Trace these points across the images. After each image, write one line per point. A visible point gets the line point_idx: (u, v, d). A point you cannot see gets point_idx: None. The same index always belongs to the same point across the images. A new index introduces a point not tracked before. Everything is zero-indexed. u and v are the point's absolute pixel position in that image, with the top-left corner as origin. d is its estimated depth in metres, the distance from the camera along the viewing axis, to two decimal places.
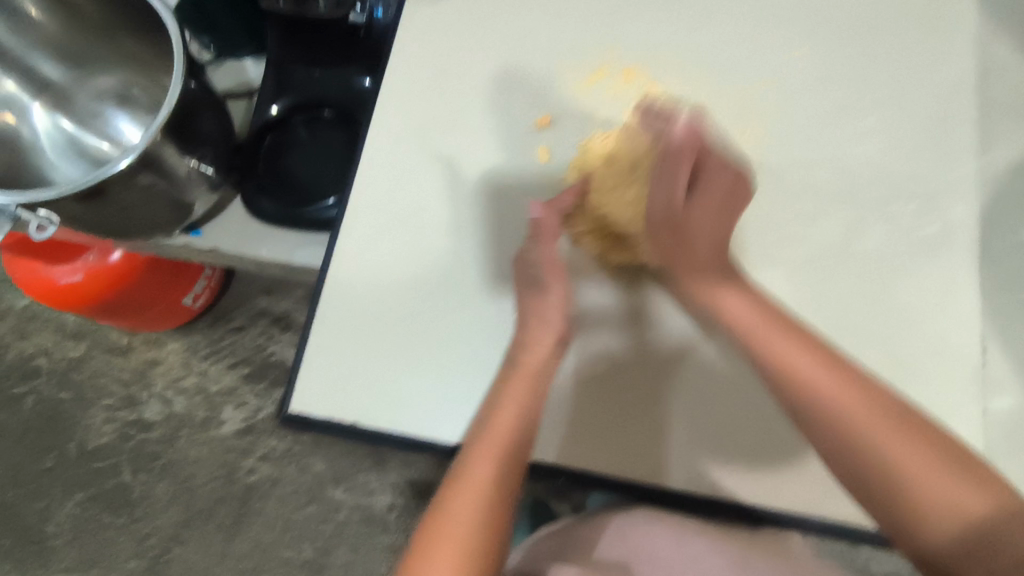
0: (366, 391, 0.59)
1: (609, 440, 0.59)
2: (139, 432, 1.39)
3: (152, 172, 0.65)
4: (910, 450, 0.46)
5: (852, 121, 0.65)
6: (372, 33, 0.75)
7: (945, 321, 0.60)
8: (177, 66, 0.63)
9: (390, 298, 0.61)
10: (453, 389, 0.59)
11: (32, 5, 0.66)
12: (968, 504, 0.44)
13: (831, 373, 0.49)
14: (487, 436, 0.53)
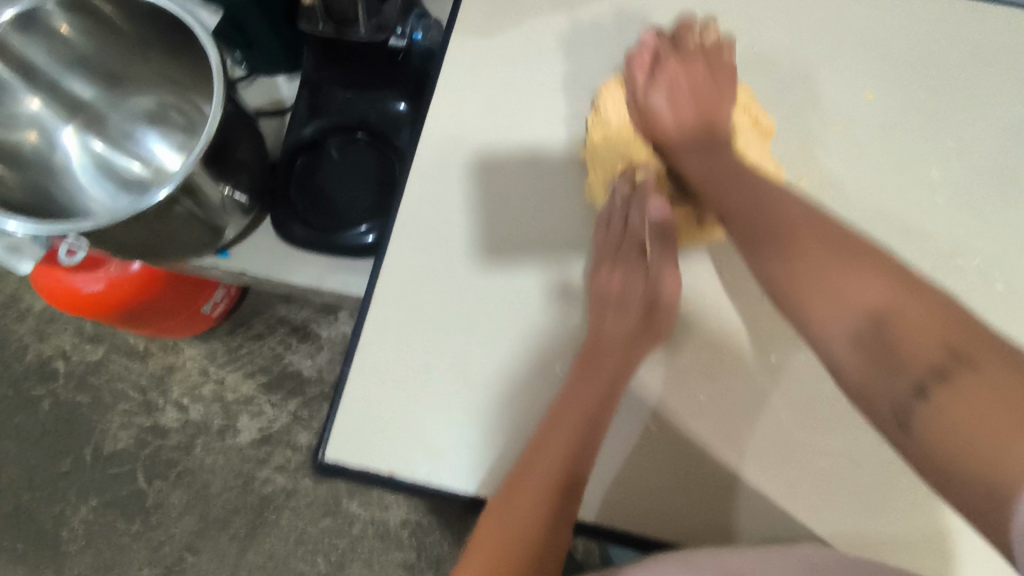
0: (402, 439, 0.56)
1: (668, 495, 0.57)
2: (155, 438, 1.38)
3: (189, 200, 0.63)
4: (813, 255, 0.49)
5: (919, 170, 0.63)
6: (411, 57, 0.72)
7: None
8: (217, 91, 0.61)
9: (432, 337, 0.58)
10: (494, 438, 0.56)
11: (66, 25, 0.63)
12: (869, 300, 0.44)
13: (754, 192, 0.56)
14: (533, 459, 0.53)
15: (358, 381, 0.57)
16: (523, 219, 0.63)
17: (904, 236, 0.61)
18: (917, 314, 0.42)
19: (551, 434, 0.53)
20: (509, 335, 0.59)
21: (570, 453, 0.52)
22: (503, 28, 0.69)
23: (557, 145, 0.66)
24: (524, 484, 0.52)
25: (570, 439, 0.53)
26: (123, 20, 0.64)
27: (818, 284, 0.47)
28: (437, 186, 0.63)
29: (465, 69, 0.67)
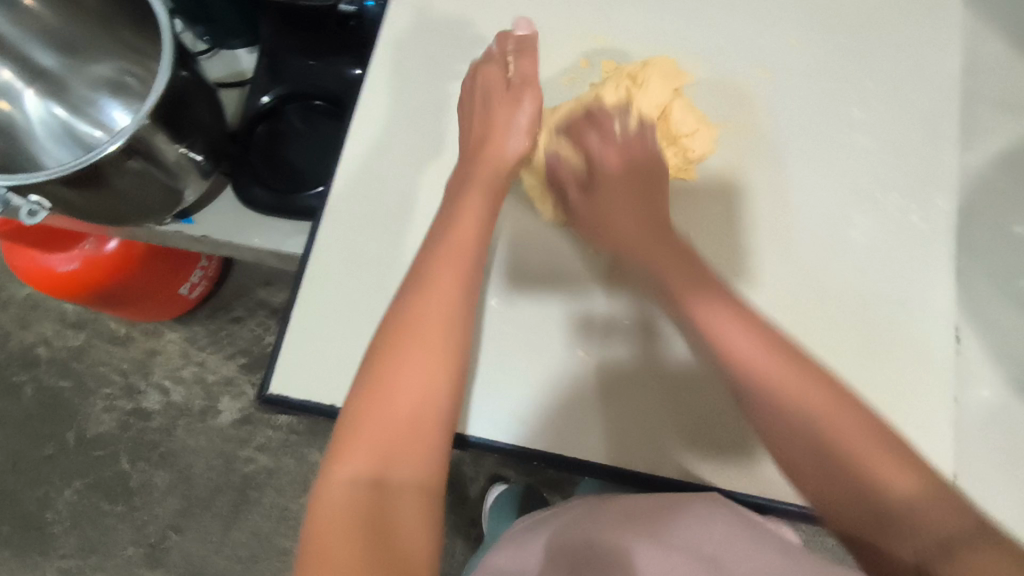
0: (346, 378, 0.58)
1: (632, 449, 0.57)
2: (138, 421, 1.40)
3: (143, 157, 0.66)
4: (842, 421, 0.43)
5: (846, 106, 0.62)
6: (363, 22, 0.74)
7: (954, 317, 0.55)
8: (166, 53, 0.63)
9: (370, 279, 0.61)
10: None
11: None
12: (896, 486, 0.41)
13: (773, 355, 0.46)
14: (416, 308, 0.49)
15: (301, 325, 0.59)
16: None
17: (847, 169, 0.60)
18: (939, 511, 0.40)
19: (436, 286, 0.50)
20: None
21: (450, 303, 0.49)
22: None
23: None
24: (420, 330, 0.48)
25: (450, 292, 0.50)
26: None
27: (754, 361, 0.46)
28: (377, 136, 0.65)
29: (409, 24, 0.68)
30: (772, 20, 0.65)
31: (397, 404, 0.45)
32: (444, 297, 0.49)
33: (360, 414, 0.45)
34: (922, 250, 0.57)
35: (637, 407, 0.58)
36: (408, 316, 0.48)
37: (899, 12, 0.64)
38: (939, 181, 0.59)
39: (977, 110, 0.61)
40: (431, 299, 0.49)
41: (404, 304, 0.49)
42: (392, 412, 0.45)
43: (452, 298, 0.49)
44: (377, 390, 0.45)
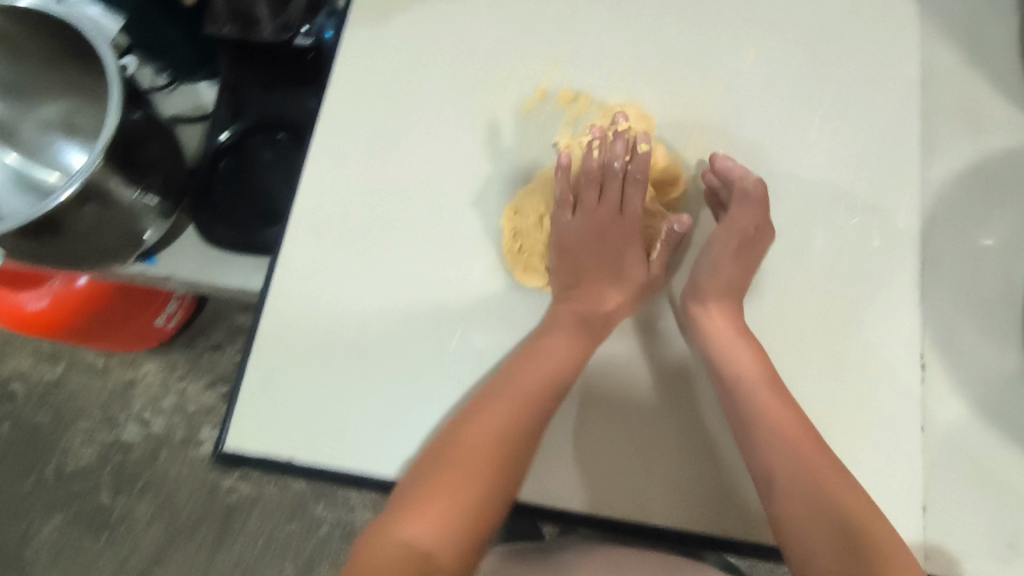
0: (303, 426, 0.57)
1: (621, 488, 0.56)
2: (118, 453, 1.38)
3: (97, 203, 0.65)
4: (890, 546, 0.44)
5: (806, 128, 0.61)
6: (323, 54, 0.74)
7: (920, 344, 0.55)
8: (113, 97, 0.63)
9: (330, 320, 0.59)
10: (400, 424, 0.56)
11: None
12: None
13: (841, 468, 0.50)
14: (523, 372, 0.54)
15: (260, 370, 0.58)
16: (421, 206, 0.63)
17: (808, 194, 0.59)
18: None
19: (548, 342, 0.56)
20: (411, 319, 0.59)
21: (552, 371, 0.54)
22: (399, 13, 0.69)
23: (457, 126, 0.65)
24: (523, 383, 0.54)
25: (558, 357, 0.55)
26: (19, 34, 0.64)
27: (761, 407, 0.51)
28: (336, 172, 0.64)
29: (364, 54, 0.67)
30: (729, 42, 0.65)
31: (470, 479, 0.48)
32: (550, 364, 0.55)
33: (453, 454, 0.50)
34: (885, 274, 0.57)
35: (633, 464, 0.56)
36: (515, 380, 0.54)
37: (857, 31, 0.64)
38: (900, 203, 0.58)
39: (937, 128, 0.61)
40: (535, 363, 0.55)
41: (496, 383, 0.54)
42: (481, 457, 0.49)
43: (559, 371, 0.55)
44: (479, 427, 0.51)
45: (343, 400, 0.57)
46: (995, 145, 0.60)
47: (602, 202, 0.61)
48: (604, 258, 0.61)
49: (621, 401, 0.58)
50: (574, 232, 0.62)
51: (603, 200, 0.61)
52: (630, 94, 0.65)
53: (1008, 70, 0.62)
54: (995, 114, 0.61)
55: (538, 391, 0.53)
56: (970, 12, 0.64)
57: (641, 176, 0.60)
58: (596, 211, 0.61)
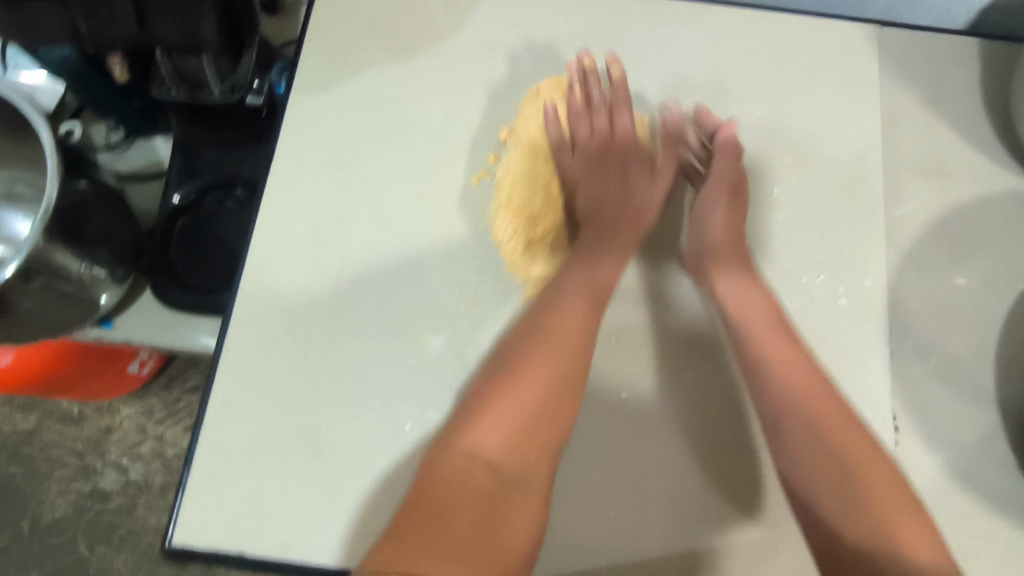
0: (259, 511, 0.55)
1: (635, 449, 0.57)
2: (95, 503, 1.35)
3: (44, 279, 0.63)
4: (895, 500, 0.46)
5: (766, 184, 0.60)
6: (276, 108, 0.73)
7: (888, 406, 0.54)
8: (51, 170, 0.60)
9: (286, 397, 0.57)
10: (359, 505, 0.55)
11: None
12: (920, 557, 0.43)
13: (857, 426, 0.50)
14: (555, 321, 0.55)
15: (214, 453, 0.56)
16: (375, 273, 0.61)
17: (770, 252, 0.58)
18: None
19: (571, 299, 0.57)
20: (372, 392, 0.57)
21: (584, 321, 0.56)
22: (351, 72, 0.66)
23: (413, 186, 0.63)
24: (559, 334, 0.54)
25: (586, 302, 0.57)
26: None
27: (783, 359, 0.52)
28: (288, 237, 0.62)
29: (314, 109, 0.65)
30: (686, 95, 0.64)
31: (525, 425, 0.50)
32: (581, 315, 0.56)
33: (507, 391, 0.51)
34: (852, 333, 0.55)
35: (647, 423, 0.58)
36: (550, 325, 0.55)
37: (817, 80, 0.62)
38: (864, 259, 0.57)
39: (900, 179, 0.60)
40: (567, 317, 0.55)
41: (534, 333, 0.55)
42: (533, 392, 0.51)
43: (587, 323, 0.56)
44: (513, 374, 0.52)
45: (299, 482, 0.55)
46: (960, 195, 0.59)
47: (595, 129, 0.64)
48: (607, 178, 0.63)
49: (633, 340, 0.60)
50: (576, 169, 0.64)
51: (594, 127, 0.64)
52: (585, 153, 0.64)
53: (970, 117, 0.61)
54: (958, 164, 0.60)
55: (576, 343, 0.54)
56: (930, 59, 0.63)
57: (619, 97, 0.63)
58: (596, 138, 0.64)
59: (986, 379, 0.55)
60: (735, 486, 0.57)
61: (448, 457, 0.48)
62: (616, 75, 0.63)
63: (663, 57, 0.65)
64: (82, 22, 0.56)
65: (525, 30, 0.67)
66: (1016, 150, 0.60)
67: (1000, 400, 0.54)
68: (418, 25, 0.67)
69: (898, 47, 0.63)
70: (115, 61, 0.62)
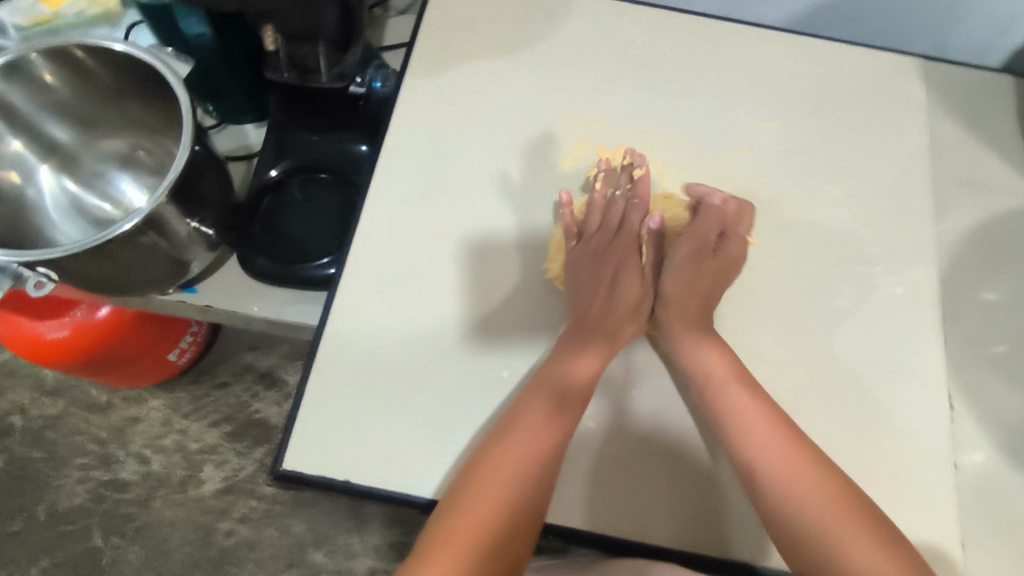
0: (353, 452, 0.57)
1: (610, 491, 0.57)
2: (113, 493, 1.34)
3: (156, 233, 0.68)
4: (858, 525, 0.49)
5: (822, 189, 0.66)
6: (371, 103, 0.79)
7: (940, 390, 0.58)
8: (186, 131, 0.66)
9: (381, 349, 0.60)
10: (444, 455, 0.57)
11: (50, 73, 0.66)
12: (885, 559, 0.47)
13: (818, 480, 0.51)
14: (514, 430, 0.55)
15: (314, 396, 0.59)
16: (468, 245, 0.65)
17: (831, 246, 0.63)
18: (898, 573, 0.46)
19: (528, 411, 0.56)
20: (462, 349, 0.60)
21: (543, 426, 0.55)
22: (451, 66, 0.72)
23: (505, 167, 0.68)
24: (506, 449, 0.54)
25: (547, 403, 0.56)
26: (102, 71, 0.67)
27: (747, 421, 0.55)
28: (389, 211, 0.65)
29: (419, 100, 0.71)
30: (756, 103, 0.70)
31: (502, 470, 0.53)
32: (539, 422, 0.55)
33: (448, 530, 0.50)
34: (910, 320, 0.60)
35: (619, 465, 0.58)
36: (510, 441, 0.54)
37: (873, 102, 0.70)
38: (918, 257, 0.63)
39: (947, 191, 0.66)
40: (524, 424, 0.55)
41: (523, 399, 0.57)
42: (472, 527, 0.51)
43: (542, 426, 0.55)
44: (476, 481, 0.53)
45: (392, 425, 0.58)
46: (1000, 208, 0.66)
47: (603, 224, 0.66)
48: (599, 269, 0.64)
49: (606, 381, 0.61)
50: (675, 282, 0.63)
51: (603, 224, 0.66)
52: (669, 151, 0.68)
53: (1004, 142, 0.69)
54: (998, 180, 0.67)
55: (533, 455, 0.54)
56: (968, 90, 0.71)
57: (640, 199, 0.66)
58: (607, 244, 0.65)
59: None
60: (718, 510, 0.57)
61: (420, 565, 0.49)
62: (639, 176, 0.66)
63: (733, 70, 0.72)
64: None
65: (611, 41, 0.73)
66: None
67: None
68: (512, 29, 0.74)
69: (940, 79, 0.71)
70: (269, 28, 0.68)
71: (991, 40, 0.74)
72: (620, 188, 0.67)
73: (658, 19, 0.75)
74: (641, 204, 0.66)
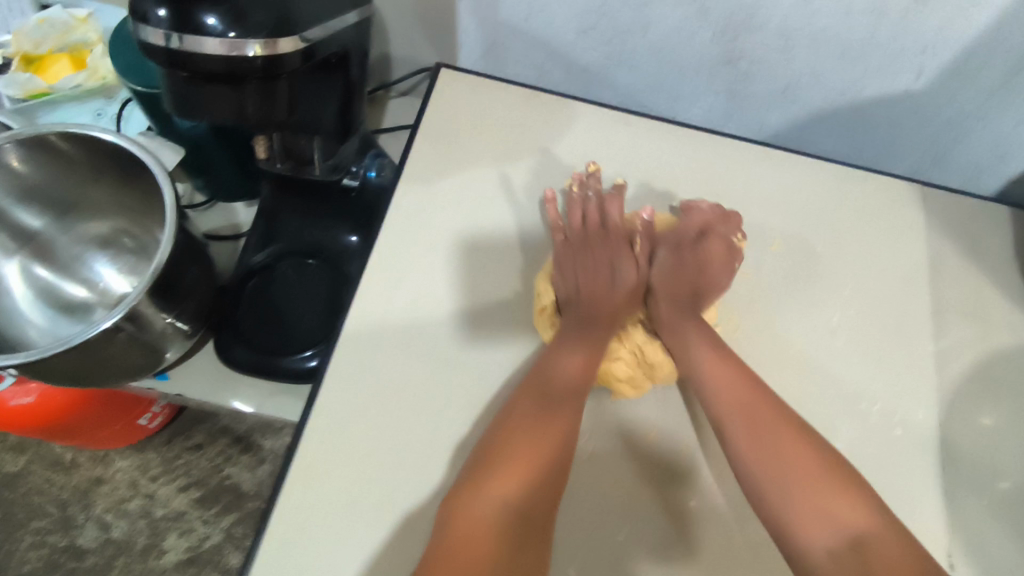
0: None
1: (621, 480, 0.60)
2: (70, 560, 1.27)
3: (131, 328, 0.64)
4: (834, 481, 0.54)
5: (820, 316, 0.64)
6: (365, 194, 0.79)
7: (939, 542, 0.55)
8: (168, 225, 0.64)
9: (362, 468, 0.59)
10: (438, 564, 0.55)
11: (16, 158, 0.63)
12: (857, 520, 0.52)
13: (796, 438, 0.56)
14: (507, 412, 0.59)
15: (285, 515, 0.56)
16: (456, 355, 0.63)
17: (829, 378, 0.62)
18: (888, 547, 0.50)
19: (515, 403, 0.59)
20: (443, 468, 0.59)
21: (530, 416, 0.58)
22: (448, 167, 0.72)
23: (500, 278, 0.68)
24: (505, 429, 0.58)
25: (537, 391, 0.60)
26: (77, 153, 0.65)
27: (723, 390, 0.59)
28: (375, 314, 0.65)
29: (418, 197, 0.70)
30: (755, 223, 0.69)
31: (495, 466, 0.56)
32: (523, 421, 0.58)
33: (463, 498, 0.54)
34: (908, 465, 0.58)
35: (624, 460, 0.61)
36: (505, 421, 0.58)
37: (874, 227, 0.69)
38: (920, 395, 0.61)
39: (949, 323, 0.65)
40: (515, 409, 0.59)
41: (513, 402, 0.60)
42: (487, 495, 0.54)
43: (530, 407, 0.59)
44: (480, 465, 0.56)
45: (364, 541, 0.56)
46: (1002, 343, 0.64)
47: (588, 218, 0.69)
48: (596, 262, 0.68)
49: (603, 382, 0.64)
50: (661, 271, 0.68)
51: (589, 219, 0.69)
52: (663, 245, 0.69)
53: (1005, 272, 0.68)
54: (998, 313, 0.66)
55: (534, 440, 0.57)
56: (969, 217, 0.70)
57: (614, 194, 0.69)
58: (593, 236, 0.69)
59: None
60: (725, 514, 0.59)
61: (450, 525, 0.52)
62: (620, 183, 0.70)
63: (734, 185, 0.71)
64: (251, 107, 0.59)
65: (612, 149, 0.73)
66: None
67: None
68: (512, 133, 0.74)
69: (941, 204, 0.70)
70: (264, 137, 0.69)
71: (986, 164, 0.74)
72: (593, 190, 0.70)
73: (659, 128, 0.74)
74: (613, 197, 0.69)
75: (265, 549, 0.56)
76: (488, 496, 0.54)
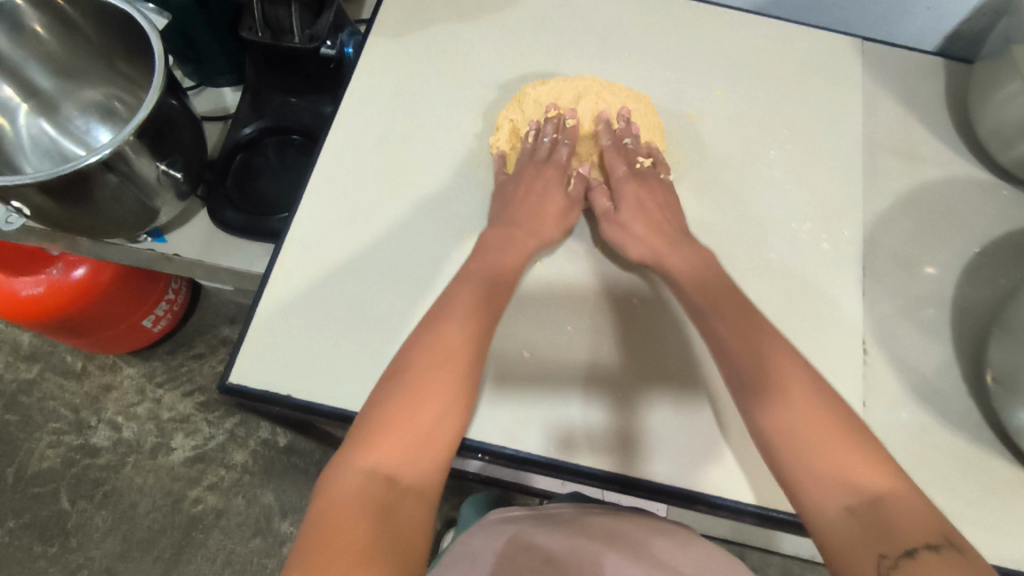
0: (305, 367, 0.62)
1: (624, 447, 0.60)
2: (85, 457, 1.36)
3: (119, 173, 0.70)
4: (843, 446, 0.47)
5: (760, 152, 0.70)
6: (344, 65, 0.82)
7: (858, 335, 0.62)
8: (156, 77, 0.69)
9: (347, 272, 0.66)
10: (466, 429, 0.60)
11: (38, 24, 0.72)
12: (877, 487, 0.45)
13: (812, 386, 0.51)
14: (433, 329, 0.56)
15: (274, 311, 0.65)
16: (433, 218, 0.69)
17: (766, 204, 0.67)
18: (909, 510, 0.44)
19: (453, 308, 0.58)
20: (407, 279, 0.66)
21: (468, 319, 0.57)
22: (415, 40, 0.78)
23: (465, 131, 0.73)
24: (446, 346, 0.55)
25: (469, 323, 0.57)
26: (80, 17, 0.71)
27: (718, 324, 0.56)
28: (316, 252, 0.67)
29: (354, 129, 0.73)
30: (703, 75, 0.74)
31: (388, 444, 0.49)
32: (459, 323, 0.57)
33: (379, 432, 0.50)
34: (835, 273, 0.64)
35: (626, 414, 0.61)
36: (441, 350, 0.55)
37: (814, 77, 0.74)
38: (849, 217, 0.67)
39: (878, 159, 0.70)
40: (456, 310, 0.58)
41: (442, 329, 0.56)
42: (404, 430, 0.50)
43: (466, 324, 0.57)
44: (406, 395, 0.52)
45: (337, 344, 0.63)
46: (929, 175, 0.70)
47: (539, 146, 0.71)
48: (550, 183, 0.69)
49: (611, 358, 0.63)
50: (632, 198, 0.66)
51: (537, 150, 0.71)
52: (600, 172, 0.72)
53: (937, 116, 0.73)
54: (928, 150, 0.71)
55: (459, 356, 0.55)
56: (906, 68, 0.75)
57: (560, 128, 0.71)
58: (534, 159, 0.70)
59: (944, 322, 0.63)
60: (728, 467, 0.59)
61: (339, 478, 0.48)
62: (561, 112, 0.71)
63: (687, 42, 0.76)
64: None
65: (570, 14, 0.78)
66: (974, 144, 0.71)
67: (955, 340, 0.62)
68: (479, 5, 0.80)
69: (878, 56, 0.75)
70: None
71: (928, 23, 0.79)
72: (540, 118, 0.72)
73: None
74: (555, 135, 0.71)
75: (253, 352, 0.63)
76: (421, 417, 0.51)
